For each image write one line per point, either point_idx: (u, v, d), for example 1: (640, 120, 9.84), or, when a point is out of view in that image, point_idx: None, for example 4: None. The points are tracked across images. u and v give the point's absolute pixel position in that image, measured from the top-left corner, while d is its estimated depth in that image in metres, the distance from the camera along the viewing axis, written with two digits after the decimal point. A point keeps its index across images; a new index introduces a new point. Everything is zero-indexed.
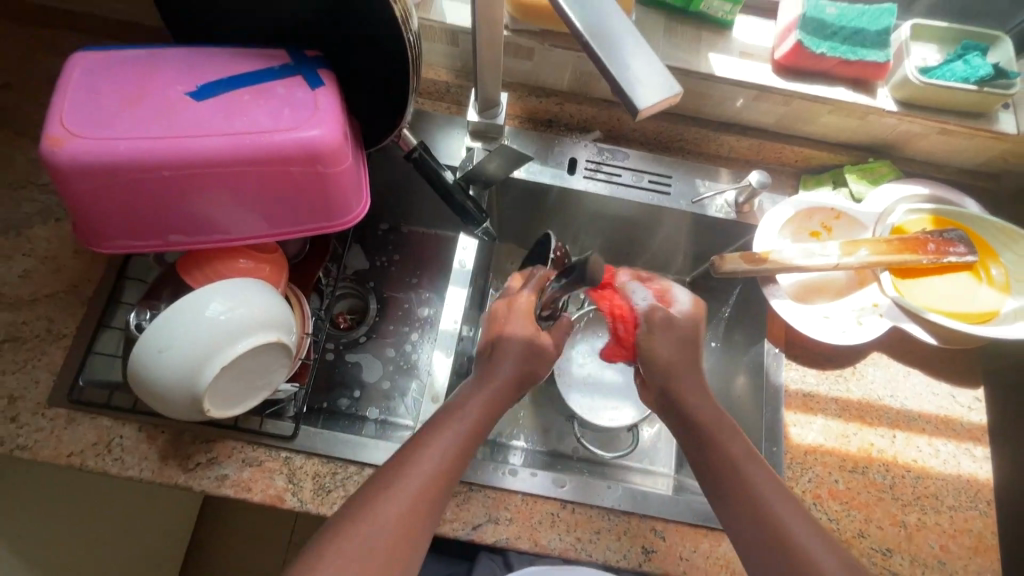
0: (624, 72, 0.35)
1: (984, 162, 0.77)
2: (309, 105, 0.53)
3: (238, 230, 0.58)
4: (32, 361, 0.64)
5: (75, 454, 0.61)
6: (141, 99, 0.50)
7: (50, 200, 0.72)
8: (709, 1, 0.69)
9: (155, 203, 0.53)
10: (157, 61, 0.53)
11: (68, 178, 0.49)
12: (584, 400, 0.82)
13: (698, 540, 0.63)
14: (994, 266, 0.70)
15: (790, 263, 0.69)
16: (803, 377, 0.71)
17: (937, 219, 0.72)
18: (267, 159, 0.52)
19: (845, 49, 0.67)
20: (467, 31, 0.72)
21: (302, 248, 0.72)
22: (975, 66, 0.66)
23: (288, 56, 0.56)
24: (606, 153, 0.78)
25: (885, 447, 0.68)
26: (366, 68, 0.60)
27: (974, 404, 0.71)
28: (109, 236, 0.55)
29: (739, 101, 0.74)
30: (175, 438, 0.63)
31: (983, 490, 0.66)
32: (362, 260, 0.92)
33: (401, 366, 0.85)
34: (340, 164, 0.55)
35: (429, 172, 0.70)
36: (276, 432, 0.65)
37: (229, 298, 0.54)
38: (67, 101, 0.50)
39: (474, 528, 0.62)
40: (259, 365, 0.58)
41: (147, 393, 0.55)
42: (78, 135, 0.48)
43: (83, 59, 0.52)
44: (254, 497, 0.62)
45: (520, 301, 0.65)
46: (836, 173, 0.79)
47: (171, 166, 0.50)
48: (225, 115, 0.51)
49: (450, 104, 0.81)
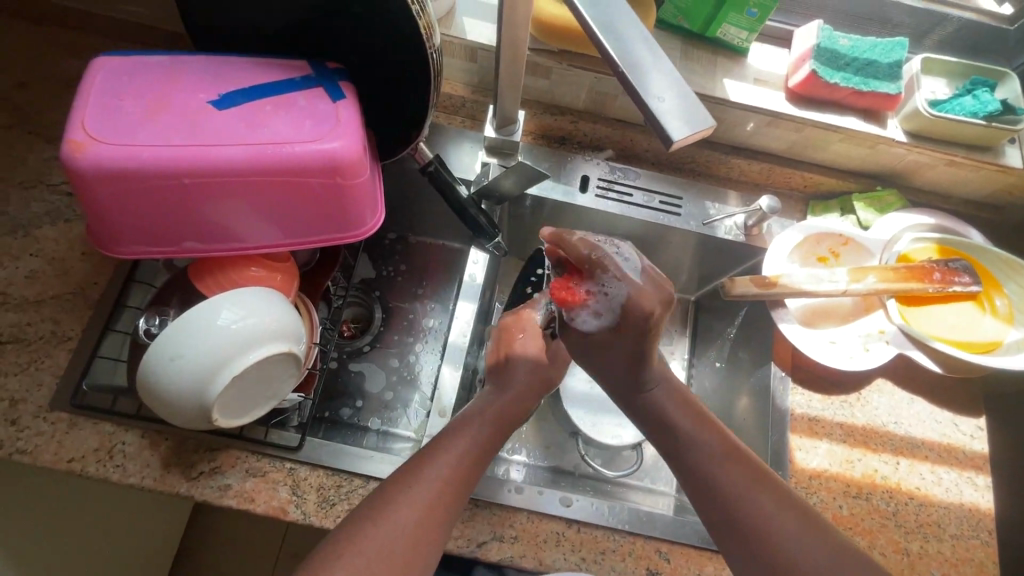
0: (659, 103, 0.36)
1: (989, 195, 0.78)
2: (331, 117, 0.53)
3: (252, 239, 0.58)
4: (35, 363, 0.63)
5: (76, 459, 0.60)
6: (164, 106, 0.50)
7: (61, 200, 0.71)
8: (726, 29, 0.71)
9: (173, 210, 0.52)
10: (179, 68, 0.53)
11: (87, 183, 0.49)
12: (587, 417, 0.83)
13: (703, 563, 0.63)
14: (998, 296, 0.71)
15: (800, 287, 0.70)
16: (809, 402, 0.72)
17: (943, 248, 0.73)
18: (287, 169, 0.52)
19: (858, 80, 0.69)
20: (487, 49, 0.73)
21: (312, 256, 0.72)
22: (984, 101, 0.68)
23: (310, 68, 0.56)
24: (618, 172, 0.79)
25: (889, 474, 0.68)
26: (388, 82, 0.60)
27: (976, 433, 0.72)
28: (123, 241, 0.55)
29: (750, 126, 0.75)
30: (178, 446, 0.63)
31: (984, 519, 0.67)
32: (369, 269, 0.92)
33: (404, 377, 0.85)
34: (359, 176, 0.55)
35: (445, 186, 0.70)
36: (281, 442, 0.65)
37: (240, 306, 0.54)
38: (89, 106, 0.49)
39: (478, 545, 0.62)
40: (268, 375, 0.58)
41: (154, 401, 0.54)
42: (100, 140, 0.48)
43: (106, 64, 0.52)
44: (257, 508, 0.61)
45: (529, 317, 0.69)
46: (844, 200, 0.80)
47: (190, 174, 0.50)
48: (248, 125, 0.51)
49: (464, 118, 0.82)
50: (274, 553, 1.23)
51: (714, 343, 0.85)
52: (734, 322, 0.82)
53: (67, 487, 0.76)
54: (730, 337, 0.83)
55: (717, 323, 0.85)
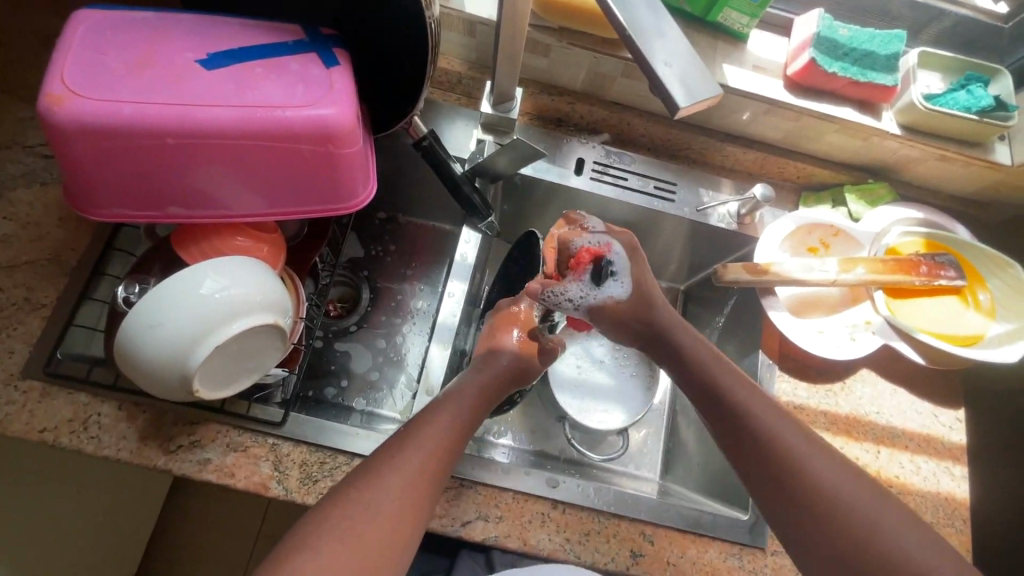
0: (667, 68, 0.38)
1: (977, 191, 0.80)
2: (324, 82, 0.52)
3: (238, 207, 0.56)
4: (7, 330, 0.61)
5: (48, 430, 0.58)
6: (150, 63, 0.48)
7: (37, 162, 0.68)
8: (728, 14, 0.70)
9: (157, 171, 0.51)
10: (166, 25, 0.51)
11: (67, 138, 0.47)
12: (575, 401, 0.82)
13: (686, 545, 0.64)
14: (982, 292, 0.73)
15: (790, 276, 0.70)
16: (795, 390, 0.72)
17: (929, 243, 0.75)
18: (277, 134, 0.50)
19: (855, 70, 0.69)
20: (487, 24, 0.71)
21: (300, 229, 0.70)
22: (977, 96, 0.69)
23: (303, 33, 0.54)
24: (613, 156, 0.78)
25: (870, 461, 0.69)
26: (384, 54, 0.58)
27: (955, 424, 0.73)
28: (102, 203, 0.53)
29: (747, 114, 0.75)
30: (157, 419, 0.61)
31: (960, 507, 0.68)
32: (357, 248, 0.90)
33: (390, 358, 0.84)
34: (352, 145, 0.54)
35: (439, 162, 0.69)
36: (263, 417, 0.63)
37: (224, 275, 0.52)
38: (70, 58, 0.47)
39: (464, 524, 0.61)
40: (252, 347, 0.56)
41: (133, 369, 0.52)
42: (79, 95, 0.46)
43: (88, 17, 0.50)
44: (237, 484, 0.60)
45: (518, 313, 0.70)
46: (836, 192, 0.81)
47: (176, 134, 0.48)
48: (237, 87, 0.49)
49: (460, 94, 0.80)
50: (252, 538, 1.21)
51: (703, 331, 0.86)
52: (723, 311, 0.83)
53: (32, 462, 0.74)
54: (719, 325, 0.83)
55: (706, 312, 0.85)
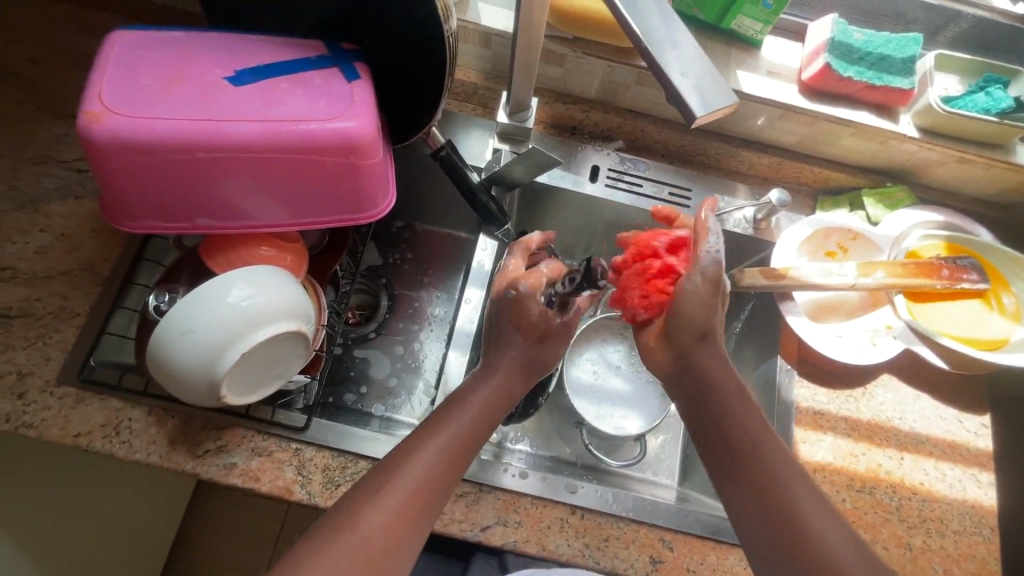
0: (682, 79, 0.38)
1: (998, 194, 0.79)
2: (345, 96, 0.53)
3: (263, 218, 0.58)
4: (43, 338, 0.63)
5: (82, 435, 0.60)
6: (181, 81, 0.50)
7: (72, 176, 0.71)
8: (741, 21, 0.71)
9: (189, 183, 0.53)
10: (196, 45, 0.53)
11: (103, 153, 0.49)
12: (591, 407, 0.82)
13: (705, 552, 0.63)
14: (1006, 295, 0.72)
15: (807, 280, 0.69)
16: (814, 395, 0.72)
17: (950, 246, 0.74)
18: (301, 147, 0.52)
19: (871, 74, 0.69)
20: (502, 35, 0.73)
21: (321, 239, 0.72)
22: (996, 98, 0.68)
23: (325, 48, 0.56)
24: (628, 163, 0.79)
25: (893, 468, 0.68)
26: (403, 68, 0.60)
27: (981, 430, 0.72)
28: (136, 215, 0.55)
29: (762, 119, 0.75)
30: (185, 424, 0.63)
31: (987, 515, 0.66)
32: (375, 256, 0.92)
33: (408, 364, 0.85)
34: (372, 156, 0.55)
35: (456, 171, 0.70)
36: (287, 422, 0.65)
37: (250, 284, 0.54)
38: (106, 77, 0.49)
39: (483, 529, 0.62)
40: (277, 353, 0.58)
41: (165, 377, 0.54)
42: (115, 112, 0.48)
43: (122, 38, 0.52)
44: (262, 488, 0.62)
45: None
46: (854, 195, 0.80)
47: (205, 149, 0.50)
48: (263, 102, 0.51)
49: (475, 105, 0.82)
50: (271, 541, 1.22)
51: None
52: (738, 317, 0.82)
53: (65, 466, 0.76)
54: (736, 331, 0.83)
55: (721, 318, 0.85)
